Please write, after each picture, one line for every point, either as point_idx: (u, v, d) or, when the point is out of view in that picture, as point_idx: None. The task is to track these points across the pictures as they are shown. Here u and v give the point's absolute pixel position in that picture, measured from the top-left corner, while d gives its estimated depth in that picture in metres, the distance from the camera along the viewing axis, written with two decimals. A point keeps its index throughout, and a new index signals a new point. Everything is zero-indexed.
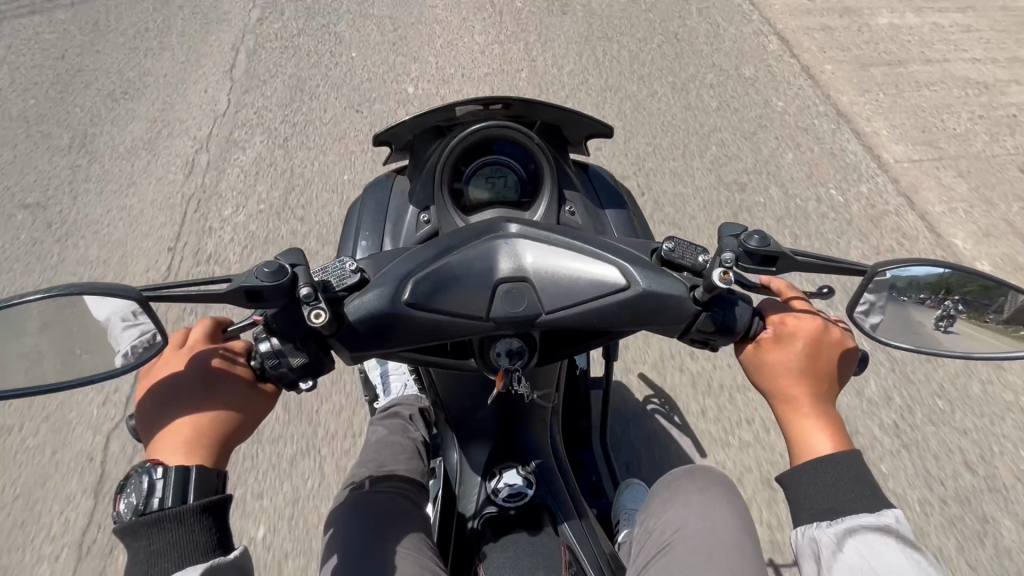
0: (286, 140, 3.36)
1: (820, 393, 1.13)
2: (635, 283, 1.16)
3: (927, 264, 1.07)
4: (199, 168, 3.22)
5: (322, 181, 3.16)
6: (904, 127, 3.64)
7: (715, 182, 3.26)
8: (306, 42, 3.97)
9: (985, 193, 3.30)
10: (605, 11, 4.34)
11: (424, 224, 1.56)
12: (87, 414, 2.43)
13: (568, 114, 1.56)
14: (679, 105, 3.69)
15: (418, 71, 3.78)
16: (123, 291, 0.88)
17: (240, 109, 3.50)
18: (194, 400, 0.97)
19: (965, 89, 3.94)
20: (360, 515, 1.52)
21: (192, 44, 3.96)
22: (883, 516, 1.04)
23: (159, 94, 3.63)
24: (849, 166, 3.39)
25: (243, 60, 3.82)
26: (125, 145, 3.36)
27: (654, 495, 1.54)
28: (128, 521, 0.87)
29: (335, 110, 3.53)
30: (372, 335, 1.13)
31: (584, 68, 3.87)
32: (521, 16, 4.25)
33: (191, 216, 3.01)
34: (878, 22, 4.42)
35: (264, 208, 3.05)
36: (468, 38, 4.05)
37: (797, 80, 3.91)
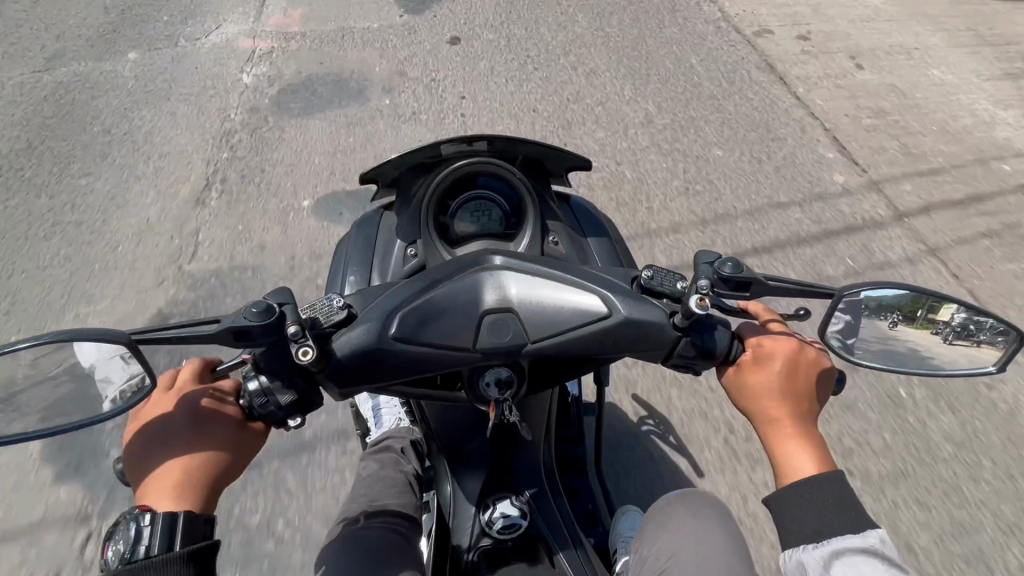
0: (285, 185, 3.52)
1: (801, 414, 1.15)
2: (616, 312, 1.19)
3: (895, 286, 1.10)
4: (199, 215, 3.35)
5: (319, 224, 3.30)
6: (879, 149, 3.79)
7: (697, 208, 3.38)
8: (301, 88, 4.14)
9: (954, 211, 3.46)
10: (588, 48, 4.54)
11: (411, 258, 1.59)
12: (81, 461, 2.45)
13: (549, 149, 1.62)
14: (661, 134, 3.84)
15: (410, 114, 3.96)
16: (112, 335, 0.89)
17: (241, 157, 3.67)
18: (182, 442, 0.98)
19: (935, 108, 4.11)
20: (352, 553, 1.50)
21: (191, 92, 4.12)
22: (867, 537, 1.06)
23: (161, 142, 3.78)
24: (827, 190, 3.53)
25: (240, 107, 3.99)
26: (126, 192, 3.48)
27: (650, 519, 1.53)
28: (113, 570, 0.87)
29: (332, 154, 3.71)
30: (360, 370, 1.14)
31: (569, 103, 4.04)
32: (507, 57, 4.44)
33: (193, 263, 3.12)
34: (851, 44, 4.60)
35: (264, 253, 3.18)
36: (457, 79, 4.24)
37: (774, 104, 4.06)
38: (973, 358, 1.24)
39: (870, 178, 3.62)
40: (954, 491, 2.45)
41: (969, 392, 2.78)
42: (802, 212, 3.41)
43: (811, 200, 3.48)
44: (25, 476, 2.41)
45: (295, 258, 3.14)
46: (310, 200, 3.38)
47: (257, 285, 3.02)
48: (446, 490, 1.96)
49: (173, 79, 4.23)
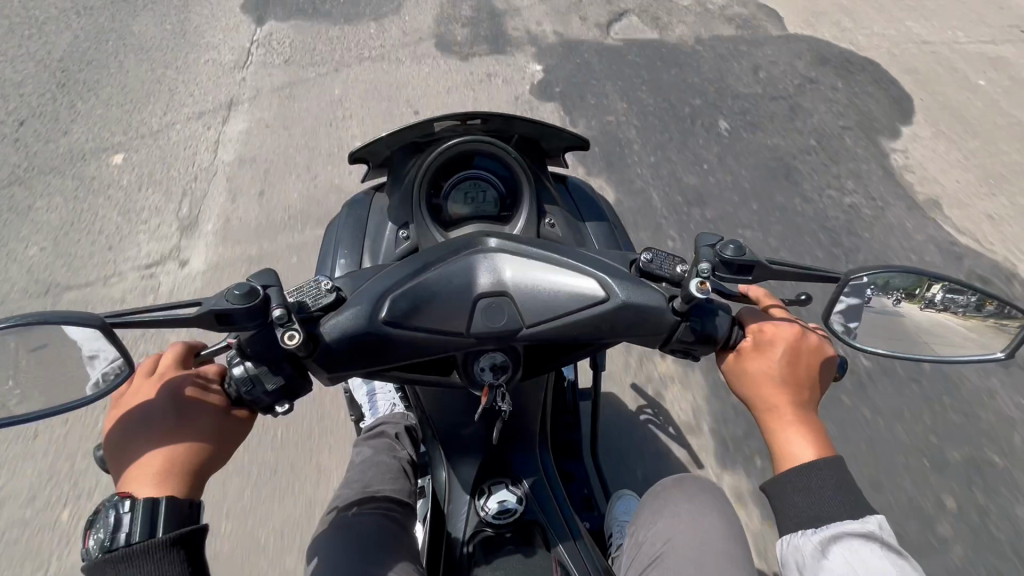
0: (275, 159, 3.37)
1: (801, 400, 1.13)
2: (614, 296, 1.15)
3: (900, 269, 1.08)
4: (185, 191, 3.21)
5: (311, 199, 3.17)
6: (888, 135, 3.72)
7: (699, 193, 3.33)
8: (292, 59, 3.97)
9: (958, 196, 3.42)
10: (590, 20, 4.37)
11: (403, 240, 1.55)
12: (58, 445, 2.34)
13: (545, 128, 1.57)
14: (666, 115, 3.74)
15: (406, 87, 3.81)
16: (87, 319, 0.85)
17: (228, 130, 3.51)
18: (164, 429, 0.95)
19: (943, 90, 4.02)
20: (345, 541, 1.48)
21: (176, 62, 3.94)
22: (867, 523, 1.04)
23: (145, 113, 3.62)
24: (835, 176, 3.47)
25: (228, 78, 3.82)
26: (108, 166, 3.33)
27: (644, 506, 1.52)
28: (94, 560, 0.84)
29: (324, 127, 3.55)
30: (350, 356, 1.11)
31: (572, 79, 3.91)
32: (507, 27, 4.26)
33: (178, 242, 2.99)
34: (863, 24, 4.48)
35: (252, 228, 3.04)
36: (455, 50, 4.07)
37: (779, 86, 3.97)
38: (982, 345, 1.21)
39: (876, 163, 3.56)
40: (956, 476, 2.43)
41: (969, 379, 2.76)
42: (809, 197, 3.35)
43: (817, 185, 3.42)
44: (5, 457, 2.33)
45: (285, 235, 3.01)
46: (304, 180, 3.26)
47: (246, 265, 2.90)
48: (441, 476, 1.94)
49: (158, 47, 4.04)
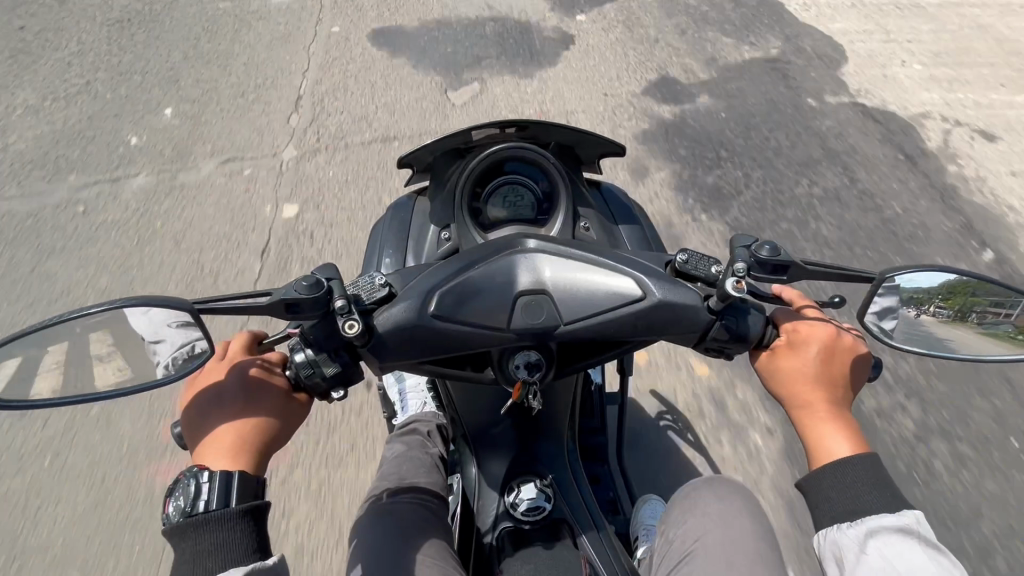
0: (312, 169, 3.55)
1: (836, 399, 1.15)
2: (650, 295, 1.20)
3: (931, 269, 1.10)
4: (226, 202, 3.39)
5: (345, 207, 3.33)
6: (911, 149, 3.73)
7: (722, 202, 3.37)
8: (329, 76, 4.19)
9: (983, 211, 3.42)
10: (613, 39, 4.51)
11: (445, 241, 1.63)
12: (105, 441, 2.49)
13: (581, 135, 1.63)
14: (688, 128, 3.78)
15: (435, 101, 3.98)
16: (171, 302, 0.94)
17: (268, 145, 3.71)
18: (234, 408, 1.03)
19: (964, 107, 4.05)
20: (382, 528, 1.54)
21: (222, 78, 4.21)
22: (904, 516, 1.05)
23: (192, 125, 3.86)
24: (860, 190, 3.47)
25: (269, 94, 4.06)
26: (156, 180, 3.54)
27: (675, 504, 1.54)
28: (175, 523, 0.92)
29: (358, 139, 3.73)
30: (398, 346, 1.18)
31: (596, 96, 4.01)
32: (533, 46, 4.43)
33: (219, 250, 3.15)
34: (883, 46, 4.54)
35: (287, 235, 3.21)
36: (482, 67, 4.24)
37: (799, 101, 4.02)
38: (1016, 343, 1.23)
39: (900, 176, 3.56)
40: (992, 486, 2.37)
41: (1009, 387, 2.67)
42: (834, 209, 3.34)
43: (843, 199, 3.41)
44: (61, 441, 2.50)
45: (317, 243, 3.15)
46: (337, 190, 3.41)
47: (280, 271, 3.04)
48: (471, 473, 2.00)
49: (203, 68, 4.30)
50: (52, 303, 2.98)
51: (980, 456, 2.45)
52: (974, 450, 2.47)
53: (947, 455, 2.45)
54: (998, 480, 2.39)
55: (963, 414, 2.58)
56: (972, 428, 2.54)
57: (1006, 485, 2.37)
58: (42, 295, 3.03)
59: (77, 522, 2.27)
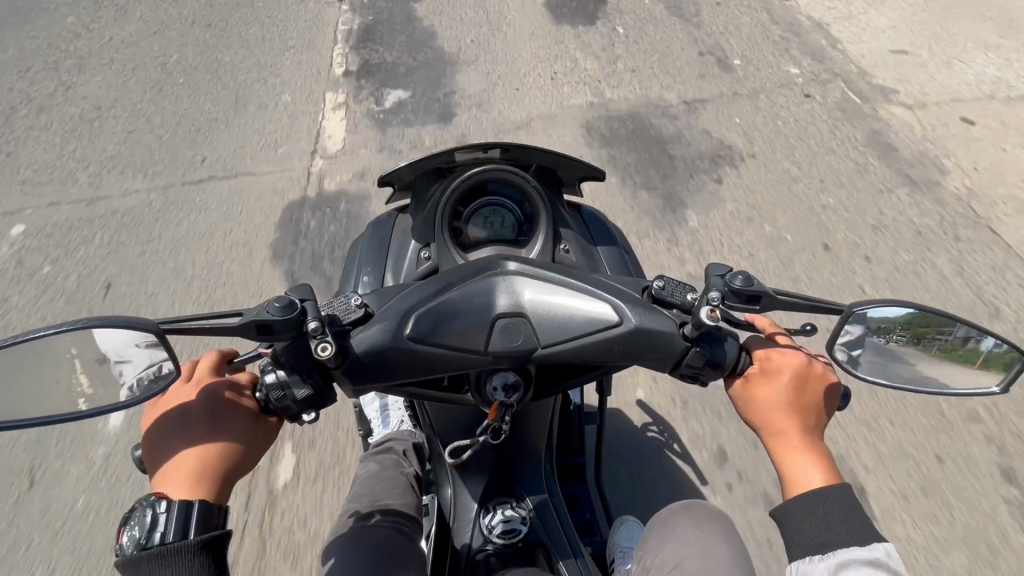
0: (303, 173, 3.53)
1: (808, 427, 1.16)
2: (627, 320, 1.21)
3: (901, 305, 1.13)
4: (220, 208, 3.38)
5: (335, 214, 3.31)
6: (901, 160, 3.75)
7: (707, 218, 3.44)
8: (323, 78, 4.17)
9: (969, 222, 3.44)
10: (609, 47, 4.53)
11: (424, 260, 1.62)
12: (92, 448, 2.48)
13: (563, 158, 1.65)
14: (682, 141, 3.85)
15: (429, 105, 3.97)
16: (140, 325, 0.91)
17: (265, 147, 3.70)
18: (198, 433, 1.00)
19: (961, 112, 4.03)
20: (356, 552, 1.51)
21: (216, 82, 4.20)
22: (873, 550, 1.04)
23: (183, 129, 3.86)
24: (848, 203, 3.52)
25: (262, 98, 4.04)
26: (151, 180, 3.53)
27: (652, 530, 1.54)
28: (128, 555, 0.88)
29: (350, 143, 3.70)
30: (374, 368, 1.16)
31: (593, 105, 4.07)
32: (530, 53, 4.45)
33: (210, 254, 3.14)
34: (885, 48, 4.52)
35: (275, 242, 3.20)
36: (478, 73, 4.24)
37: (791, 112, 4.06)
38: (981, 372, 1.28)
39: (887, 188, 3.60)
40: (964, 505, 2.42)
41: (986, 407, 2.71)
42: (822, 225, 3.40)
43: (832, 213, 3.46)
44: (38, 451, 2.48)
45: (311, 250, 3.15)
46: (334, 194, 3.40)
47: (271, 277, 3.02)
48: (446, 493, 1.97)
49: (204, 68, 4.30)
50: (42, 304, 2.97)
51: (952, 476, 2.50)
52: (948, 469, 2.52)
53: (920, 475, 2.50)
54: (970, 499, 2.44)
55: (938, 433, 2.63)
56: (947, 448, 2.58)
57: (977, 505, 2.42)
58: (30, 297, 3.00)
59: (60, 530, 2.26)
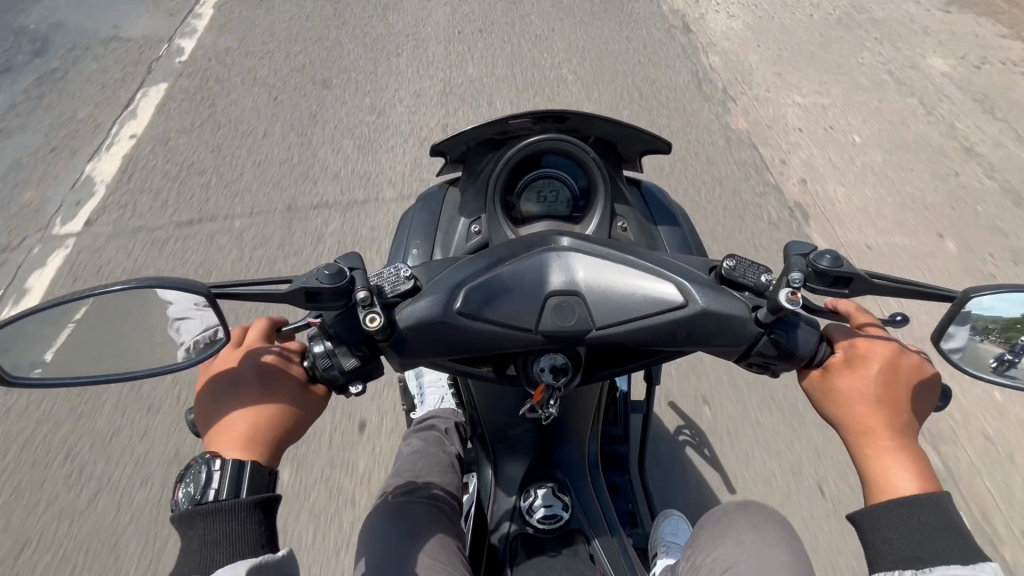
0: (321, 167, 3.66)
1: (900, 425, 1.02)
2: (693, 301, 1.11)
3: (1023, 292, 1.00)
4: (241, 198, 3.48)
5: (357, 203, 3.43)
6: (912, 171, 3.73)
7: (728, 220, 3.36)
8: (338, 81, 4.34)
9: (991, 230, 3.39)
10: (613, 58, 4.60)
11: (474, 235, 1.56)
12: (133, 422, 2.49)
13: (624, 129, 1.54)
14: (725, 149, 3.80)
15: (441, 106, 4.13)
16: (194, 286, 0.91)
17: (308, 145, 3.82)
18: (249, 397, 0.98)
19: (962, 129, 4.06)
20: (397, 526, 1.48)
21: (230, 79, 4.33)
22: (981, 569, 0.88)
23: (200, 123, 3.97)
24: (903, 218, 3.42)
25: (279, 97, 4.19)
26: (204, 172, 3.63)
27: (702, 529, 1.44)
28: (183, 511, 0.86)
29: (366, 140, 3.85)
30: (421, 342, 1.12)
31: (601, 112, 4.09)
32: (536, 62, 4.55)
33: (236, 242, 3.23)
34: (881, 65, 4.56)
35: (297, 228, 3.27)
36: (487, 78, 4.39)
37: (799, 122, 4.03)
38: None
39: (904, 197, 3.56)
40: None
41: None
42: (873, 237, 3.31)
43: (886, 227, 3.37)
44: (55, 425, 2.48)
45: (350, 236, 3.21)
46: (379, 190, 3.50)
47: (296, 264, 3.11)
48: (486, 475, 1.95)
49: (230, 66, 4.42)
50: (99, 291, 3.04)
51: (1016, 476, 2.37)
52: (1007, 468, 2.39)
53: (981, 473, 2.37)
54: None
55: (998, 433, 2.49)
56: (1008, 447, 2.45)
57: None
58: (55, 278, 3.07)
59: (92, 508, 2.26)
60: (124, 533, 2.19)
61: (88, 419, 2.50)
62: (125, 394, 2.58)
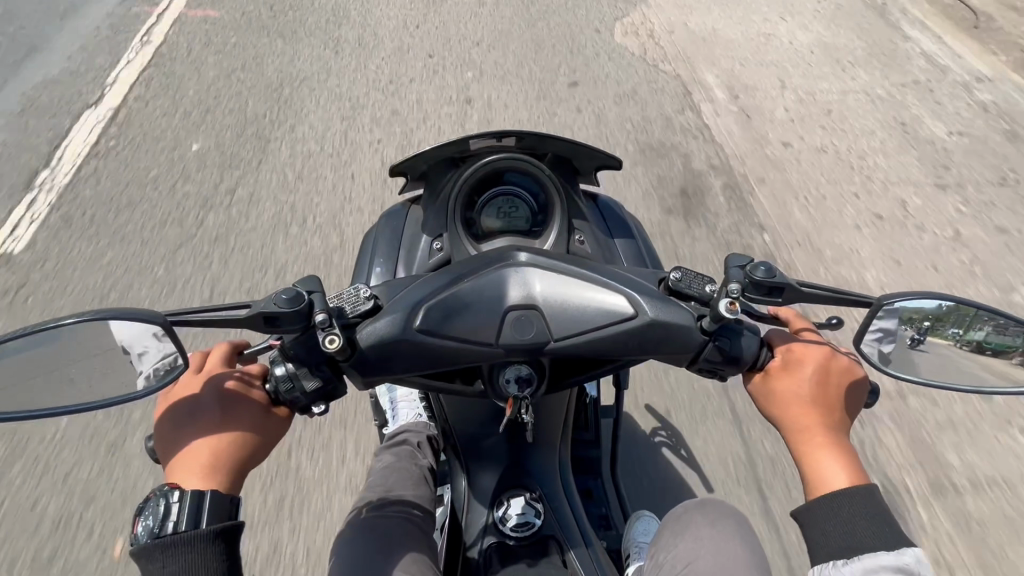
0: (295, 167, 3.53)
1: (832, 423, 1.09)
2: (643, 313, 1.17)
3: (929, 295, 1.11)
4: (210, 200, 3.34)
5: (334, 204, 3.31)
6: (890, 166, 3.78)
7: (708, 216, 3.39)
8: (313, 75, 4.17)
9: (962, 225, 3.46)
10: (597, 48, 4.51)
11: (436, 252, 1.60)
12: (95, 448, 2.42)
13: (578, 147, 1.61)
14: (699, 143, 3.83)
15: (422, 101, 4.01)
16: (149, 316, 0.93)
17: (281, 144, 3.67)
18: (210, 422, 1.00)
19: (940, 121, 4.09)
20: (367, 543, 1.50)
21: (198, 74, 4.13)
22: (902, 555, 0.96)
23: (166, 123, 3.79)
24: (871, 208, 3.51)
25: (251, 91, 4.01)
26: (171, 175, 3.48)
27: (664, 528, 1.50)
28: (141, 544, 0.87)
29: (343, 139, 3.72)
30: (384, 360, 1.15)
31: (585, 104, 4.03)
32: (519, 53, 4.45)
33: (206, 246, 3.11)
34: (862, 56, 4.59)
35: (270, 233, 3.16)
36: (469, 69, 4.26)
37: (779, 116, 4.05)
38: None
39: (880, 191, 3.61)
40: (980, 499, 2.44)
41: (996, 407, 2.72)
42: (841, 228, 3.39)
43: (854, 219, 3.46)
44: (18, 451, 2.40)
45: (327, 241, 3.12)
46: (358, 190, 3.39)
47: (269, 269, 2.99)
48: (460, 484, 1.96)
49: (200, 62, 4.23)
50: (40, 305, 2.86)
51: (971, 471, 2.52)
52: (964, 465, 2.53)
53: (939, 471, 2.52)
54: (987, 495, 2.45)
55: (957, 431, 2.63)
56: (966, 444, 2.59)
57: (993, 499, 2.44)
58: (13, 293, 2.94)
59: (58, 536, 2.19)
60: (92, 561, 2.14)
61: (50, 444, 2.42)
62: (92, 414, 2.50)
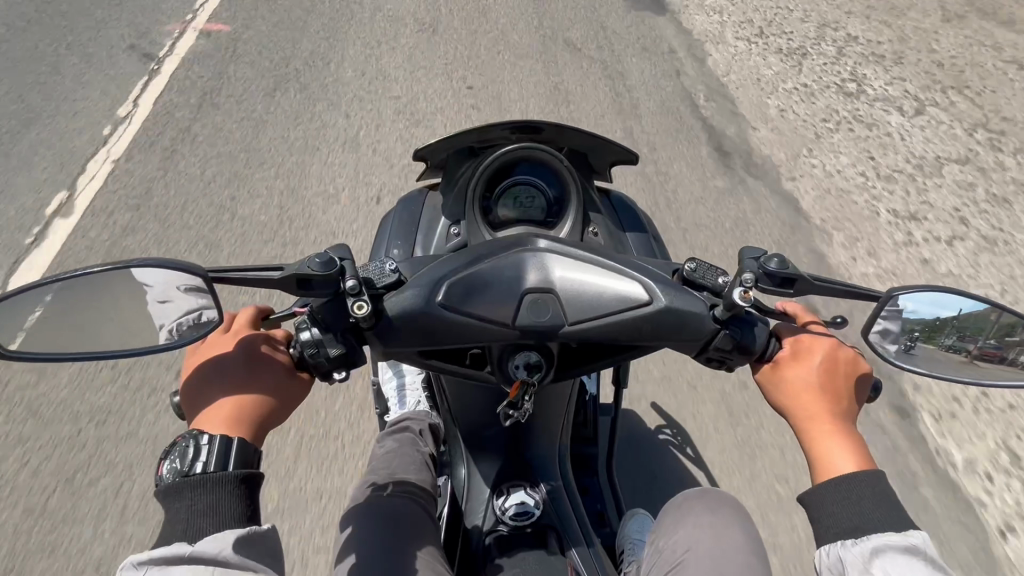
0: (323, 166, 3.71)
1: (839, 412, 1.14)
2: (657, 299, 1.21)
3: (935, 290, 1.14)
4: (239, 194, 3.51)
5: (359, 203, 3.48)
6: (895, 184, 3.91)
7: (717, 225, 3.51)
8: (344, 82, 4.39)
9: (964, 242, 3.56)
10: (614, 68, 4.76)
11: (454, 236, 1.64)
12: (109, 423, 2.50)
13: (596, 140, 1.65)
14: (699, 159, 3.96)
15: (447, 109, 4.20)
16: (191, 268, 0.96)
17: (311, 144, 3.86)
18: (236, 379, 1.02)
19: (945, 144, 4.24)
20: (374, 518, 1.52)
21: (237, 78, 4.38)
22: (909, 536, 1.00)
23: (203, 121, 4.01)
24: (876, 224, 3.63)
25: (286, 96, 4.24)
26: (205, 169, 3.67)
27: (666, 515, 1.53)
28: (168, 484, 0.89)
29: (371, 141, 3.91)
30: (405, 332, 1.18)
31: (601, 117, 4.23)
32: (541, 68, 4.67)
33: (235, 237, 3.28)
34: (870, 81, 4.78)
35: (296, 228, 3.33)
36: (492, 82, 4.48)
37: (786, 136, 4.23)
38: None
39: (884, 208, 3.74)
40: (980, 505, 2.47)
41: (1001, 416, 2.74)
42: (834, 245, 3.51)
43: (857, 234, 3.58)
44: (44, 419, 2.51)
45: (350, 237, 3.27)
46: (383, 190, 3.56)
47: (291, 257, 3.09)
48: (460, 474, 1.99)
49: (238, 66, 4.47)
50: None
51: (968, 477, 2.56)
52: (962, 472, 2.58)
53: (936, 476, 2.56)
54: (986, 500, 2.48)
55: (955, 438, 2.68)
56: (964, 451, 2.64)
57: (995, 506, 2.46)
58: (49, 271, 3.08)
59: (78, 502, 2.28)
60: (106, 527, 2.22)
61: (74, 414, 2.52)
62: (114, 387, 2.59)
